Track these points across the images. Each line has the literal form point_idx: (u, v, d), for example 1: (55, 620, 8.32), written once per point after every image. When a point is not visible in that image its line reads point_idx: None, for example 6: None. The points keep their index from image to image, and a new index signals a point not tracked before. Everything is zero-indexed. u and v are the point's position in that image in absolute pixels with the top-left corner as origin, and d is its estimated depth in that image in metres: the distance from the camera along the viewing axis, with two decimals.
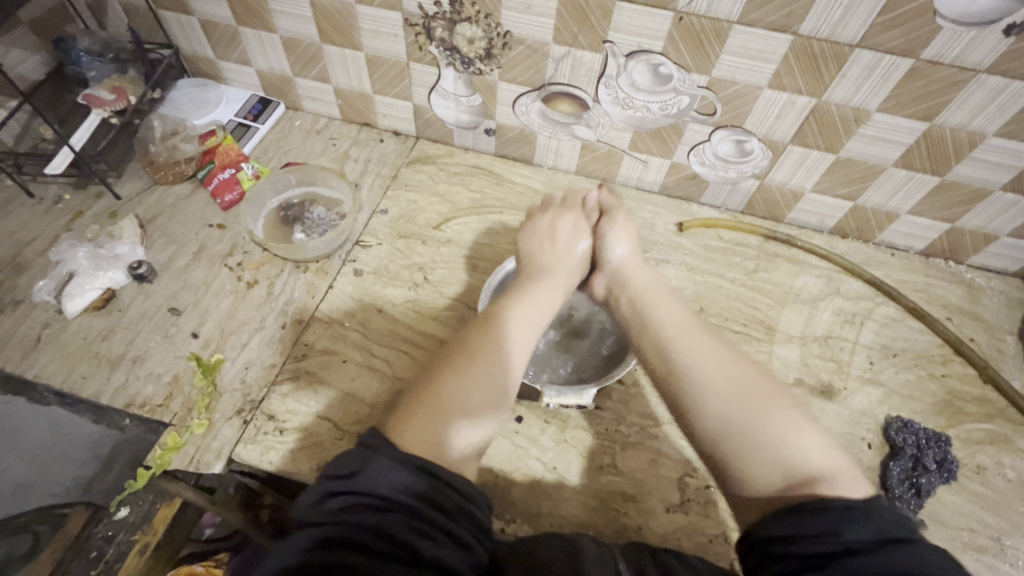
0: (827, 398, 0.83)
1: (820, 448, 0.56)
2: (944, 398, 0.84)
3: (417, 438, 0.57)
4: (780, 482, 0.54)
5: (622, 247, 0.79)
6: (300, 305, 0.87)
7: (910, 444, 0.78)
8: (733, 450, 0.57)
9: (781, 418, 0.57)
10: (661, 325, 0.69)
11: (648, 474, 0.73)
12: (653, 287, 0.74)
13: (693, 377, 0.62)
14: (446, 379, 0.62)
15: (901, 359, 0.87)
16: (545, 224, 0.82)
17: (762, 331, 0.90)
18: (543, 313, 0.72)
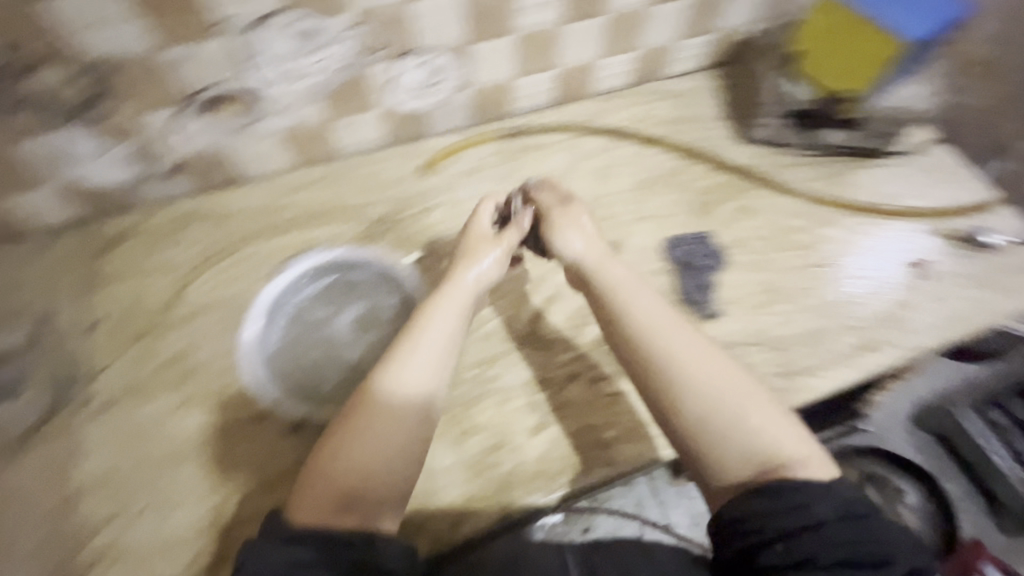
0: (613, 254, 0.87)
1: (792, 442, 0.61)
2: (694, 200, 0.92)
3: (314, 508, 0.58)
4: (744, 467, 0.61)
5: (577, 245, 0.75)
6: (57, 483, 0.70)
7: (685, 255, 0.86)
8: (705, 439, 0.62)
9: (756, 415, 0.62)
10: (629, 322, 0.69)
11: (501, 415, 0.74)
12: (623, 282, 0.72)
13: (663, 367, 0.65)
14: (348, 445, 0.60)
15: (650, 187, 0.94)
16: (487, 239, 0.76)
17: None
18: (434, 347, 0.66)
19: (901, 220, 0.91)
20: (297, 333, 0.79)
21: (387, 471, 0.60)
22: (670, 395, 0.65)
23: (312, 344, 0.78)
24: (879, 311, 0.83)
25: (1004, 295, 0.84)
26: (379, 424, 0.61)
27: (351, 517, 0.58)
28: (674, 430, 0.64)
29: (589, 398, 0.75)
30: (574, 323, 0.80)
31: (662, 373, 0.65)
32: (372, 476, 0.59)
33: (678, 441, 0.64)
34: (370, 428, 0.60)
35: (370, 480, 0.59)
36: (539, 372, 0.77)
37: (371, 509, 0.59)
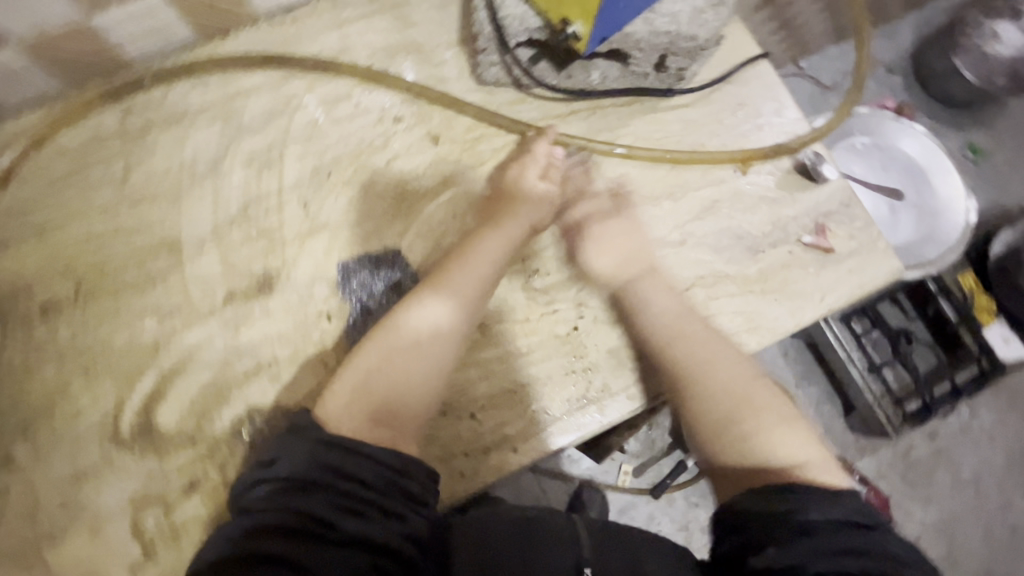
0: (266, 293, 0.62)
1: (800, 448, 0.51)
2: (396, 192, 0.66)
3: (345, 400, 0.53)
4: (730, 464, 0.52)
5: (613, 255, 0.62)
6: None
7: (355, 290, 0.63)
8: (717, 433, 0.53)
9: (768, 420, 0.53)
10: (627, 299, 0.62)
11: (93, 549, 0.56)
12: (687, 312, 0.60)
13: (661, 334, 0.59)
14: (458, 267, 0.59)
15: (338, 174, 0.66)
16: (526, 183, 0.63)
17: (164, 258, 0.63)
18: (540, 182, 0.64)
19: (669, 200, 0.67)
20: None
21: (428, 330, 0.56)
22: (688, 389, 0.56)
23: None
24: (610, 346, 0.63)
25: (776, 303, 0.64)
26: (482, 243, 0.60)
27: (391, 369, 0.54)
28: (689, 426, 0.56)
29: (210, 515, 0.57)
30: (200, 409, 0.59)
31: (673, 351, 0.58)
32: (439, 363, 0.56)
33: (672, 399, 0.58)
34: (460, 252, 0.60)
35: (400, 399, 0.54)
36: (146, 484, 0.57)
37: (419, 341, 0.55)
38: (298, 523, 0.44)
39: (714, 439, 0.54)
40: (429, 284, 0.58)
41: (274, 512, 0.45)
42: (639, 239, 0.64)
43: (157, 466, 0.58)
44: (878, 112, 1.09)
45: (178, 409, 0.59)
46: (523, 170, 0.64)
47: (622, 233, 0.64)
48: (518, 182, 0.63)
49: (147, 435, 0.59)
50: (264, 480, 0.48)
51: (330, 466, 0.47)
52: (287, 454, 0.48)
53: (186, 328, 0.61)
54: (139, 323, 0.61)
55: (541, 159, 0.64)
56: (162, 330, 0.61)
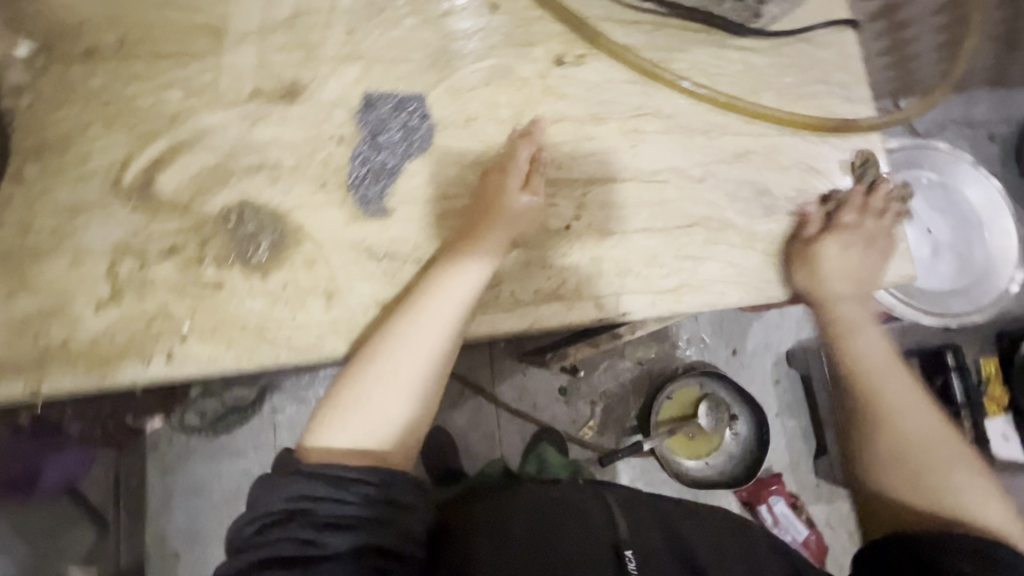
0: (289, 102, 0.64)
1: (999, 513, 0.57)
2: (439, 47, 0.65)
3: (328, 437, 0.56)
4: (917, 511, 0.60)
5: (839, 252, 0.63)
6: None
7: (372, 122, 0.63)
8: (915, 470, 0.61)
9: (962, 473, 0.60)
10: (833, 314, 0.67)
11: (67, 278, 0.59)
12: (889, 360, 0.66)
13: (868, 355, 0.66)
14: (448, 274, 0.58)
15: (390, 12, 0.66)
16: (511, 195, 0.60)
17: (204, 40, 0.64)
18: (518, 175, 0.61)
19: (702, 136, 0.65)
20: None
21: (421, 340, 0.58)
22: (885, 419, 0.64)
23: None
24: (595, 254, 0.63)
25: (768, 267, 0.64)
26: (472, 244, 0.59)
27: (375, 386, 0.57)
28: (874, 461, 0.64)
29: (180, 281, 0.60)
30: (197, 186, 0.62)
31: (880, 382, 0.65)
32: (421, 383, 0.58)
33: (852, 424, 0.66)
34: (451, 259, 0.59)
35: (383, 424, 0.57)
36: (130, 236, 0.60)
37: (411, 353, 0.57)
38: (295, 546, 0.51)
39: (914, 471, 0.61)
40: (421, 292, 0.58)
41: (271, 546, 0.51)
42: (846, 250, 0.64)
43: (145, 222, 0.61)
44: (956, 152, 1.03)
45: (178, 179, 0.62)
46: (504, 181, 0.61)
47: (854, 246, 0.65)
48: (503, 183, 0.61)
49: (143, 193, 0.61)
50: (253, 518, 0.53)
51: (310, 494, 0.52)
52: (264, 493, 0.53)
53: (206, 109, 0.63)
54: (165, 91, 0.63)
55: (520, 161, 0.62)
56: (185, 104, 0.63)
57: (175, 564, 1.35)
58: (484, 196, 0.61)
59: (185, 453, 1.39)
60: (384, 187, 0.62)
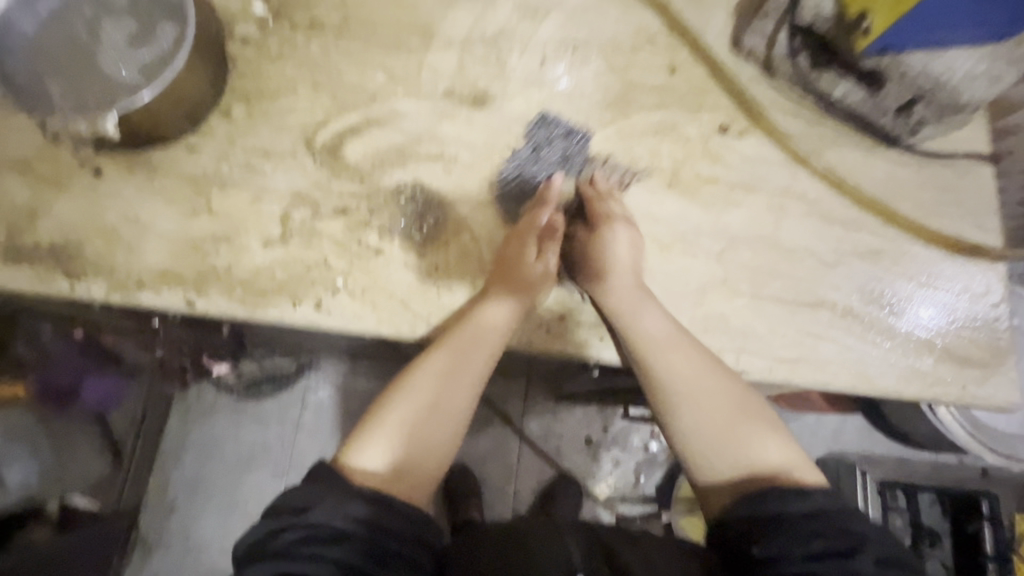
0: (476, 107, 0.70)
1: (778, 455, 0.55)
2: (617, 92, 0.72)
3: (361, 455, 0.56)
4: (722, 477, 0.55)
5: (625, 250, 0.63)
6: None
7: (537, 137, 0.69)
8: (719, 437, 0.56)
9: (750, 432, 0.56)
10: (608, 303, 0.62)
11: (247, 211, 0.64)
12: (683, 332, 0.61)
13: (646, 339, 0.60)
14: (479, 325, 0.61)
15: (582, 54, 0.72)
16: (528, 263, 0.63)
17: (413, 39, 0.71)
18: (537, 238, 0.64)
19: (841, 227, 0.70)
20: (54, 9, 0.61)
21: (454, 379, 0.59)
22: (671, 396, 0.58)
23: (51, 46, 0.60)
24: (724, 312, 0.66)
25: (886, 364, 0.66)
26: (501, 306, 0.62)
27: (410, 426, 0.57)
28: (675, 437, 0.57)
29: (343, 240, 0.64)
30: (378, 159, 0.67)
31: (654, 353, 0.59)
32: (457, 420, 0.59)
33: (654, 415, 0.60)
34: (478, 315, 0.62)
35: (421, 457, 0.57)
36: (311, 188, 0.65)
37: (446, 389, 0.59)
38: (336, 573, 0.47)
39: (711, 444, 0.56)
40: (455, 347, 0.60)
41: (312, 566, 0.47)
42: (633, 244, 0.64)
43: (325, 180, 0.66)
44: None
45: (362, 150, 0.67)
46: (526, 248, 0.63)
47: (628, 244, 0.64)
48: (526, 247, 0.63)
49: (330, 155, 0.67)
50: (291, 528, 0.49)
51: (363, 519, 0.50)
52: (319, 504, 0.50)
53: (403, 96, 0.69)
54: (371, 72, 0.70)
55: (543, 224, 0.64)
56: (385, 88, 0.70)
57: (167, 517, 1.30)
58: (505, 258, 0.63)
59: (213, 410, 1.35)
60: (530, 193, 0.68)
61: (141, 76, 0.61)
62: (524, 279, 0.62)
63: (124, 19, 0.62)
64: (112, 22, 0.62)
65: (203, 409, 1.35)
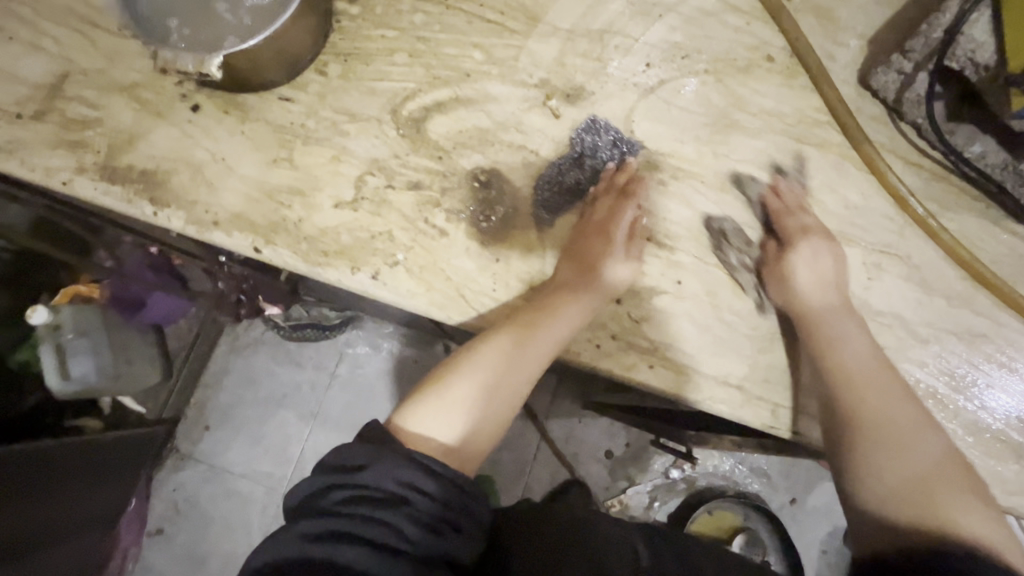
0: (570, 102, 0.67)
1: (989, 528, 0.46)
2: (721, 109, 0.67)
3: (418, 422, 0.54)
4: (896, 516, 0.48)
5: (807, 273, 0.60)
6: None
7: (582, 144, 0.66)
8: (903, 493, 0.49)
9: (955, 496, 0.48)
10: (815, 326, 0.59)
11: (325, 170, 0.65)
12: (876, 361, 0.57)
13: (850, 366, 0.56)
14: (554, 310, 0.59)
15: (690, 64, 0.68)
16: (609, 258, 0.61)
17: (518, 23, 0.69)
18: (621, 234, 0.62)
19: (944, 300, 0.63)
20: None
21: (522, 359, 0.58)
22: (870, 432, 0.53)
23: None
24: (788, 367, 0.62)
25: (969, 460, 0.60)
26: (578, 297, 0.60)
27: (466, 395, 0.56)
28: (856, 489, 0.51)
29: (411, 216, 0.63)
30: (460, 139, 0.66)
31: (874, 383, 0.55)
32: (512, 399, 0.58)
33: (832, 463, 0.54)
34: (553, 301, 0.59)
35: (474, 433, 0.55)
36: (389, 158, 0.65)
37: (512, 367, 0.57)
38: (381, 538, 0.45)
39: (900, 496, 0.49)
40: (528, 330, 0.58)
41: (356, 523, 0.45)
42: (821, 267, 0.61)
43: (404, 152, 0.65)
44: None
45: (446, 127, 0.66)
46: (607, 246, 0.61)
47: (825, 255, 0.61)
48: (608, 244, 0.61)
49: (413, 127, 0.66)
50: (346, 484, 0.47)
51: (415, 487, 0.48)
52: (375, 463, 0.48)
53: (496, 80, 0.67)
54: (469, 50, 0.68)
55: (623, 220, 0.62)
56: (480, 67, 0.68)
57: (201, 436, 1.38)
58: (582, 250, 0.62)
59: (256, 344, 1.41)
60: (567, 203, 0.65)
61: (249, 21, 0.62)
62: (599, 270, 0.60)
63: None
64: None
65: (247, 342, 1.41)
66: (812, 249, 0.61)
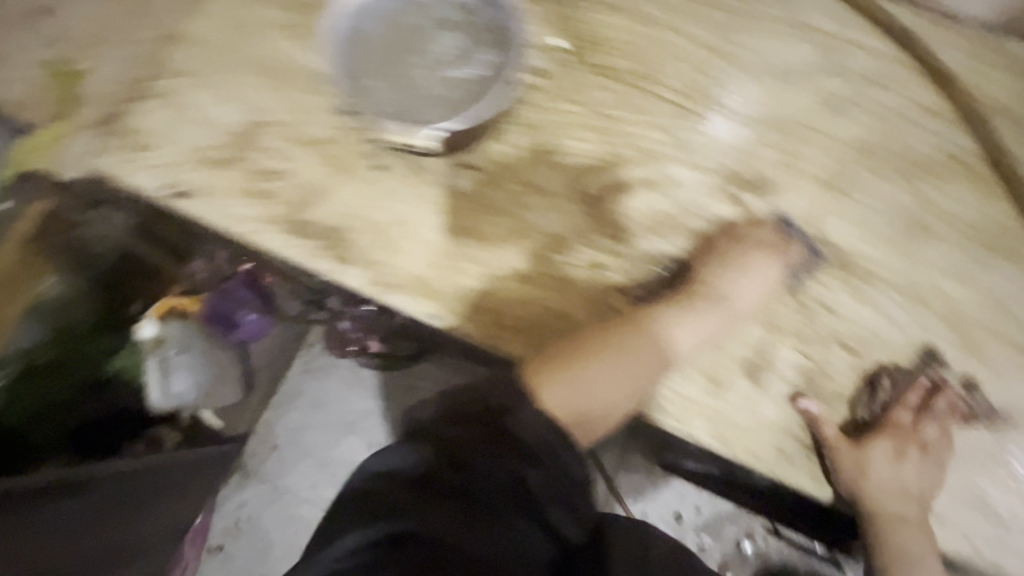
0: (755, 193, 0.66)
1: None
2: (910, 214, 0.65)
3: (550, 380, 0.57)
4: None
5: (877, 456, 0.65)
6: (167, 17, 0.73)
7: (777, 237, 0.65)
8: None
9: None
10: (881, 508, 0.64)
11: (508, 242, 0.65)
12: (927, 543, 0.62)
13: (904, 547, 0.62)
14: (683, 318, 0.62)
15: (881, 163, 0.66)
16: (740, 279, 0.64)
17: (705, 107, 0.68)
18: (764, 261, 0.64)
19: None
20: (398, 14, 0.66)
21: (646, 358, 0.61)
22: None
23: (389, 49, 0.66)
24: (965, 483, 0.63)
25: None
26: (704, 312, 0.63)
27: (592, 369, 0.59)
28: None
29: (596, 294, 0.65)
30: (642, 223, 0.66)
31: (917, 558, 0.62)
32: (632, 389, 0.60)
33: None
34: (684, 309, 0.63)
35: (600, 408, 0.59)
36: (571, 236, 0.65)
37: (636, 361, 0.60)
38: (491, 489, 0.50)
39: None
40: (657, 330, 0.61)
41: (483, 463, 0.51)
42: (908, 455, 0.64)
43: (585, 230, 0.65)
44: None
45: (628, 207, 0.66)
46: (743, 258, 0.64)
47: (913, 452, 0.64)
48: (745, 262, 0.64)
49: (595, 206, 0.66)
50: (478, 424, 0.52)
51: (541, 445, 0.52)
52: (515, 412, 0.53)
53: (680, 163, 0.66)
54: (653, 130, 0.67)
55: (764, 248, 0.64)
56: (665, 149, 0.67)
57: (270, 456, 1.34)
58: (720, 266, 0.64)
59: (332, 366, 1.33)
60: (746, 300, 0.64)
61: (458, 98, 0.65)
62: (732, 289, 0.63)
63: (455, 33, 0.66)
64: (447, 36, 0.66)
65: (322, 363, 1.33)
66: (896, 435, 0.65)
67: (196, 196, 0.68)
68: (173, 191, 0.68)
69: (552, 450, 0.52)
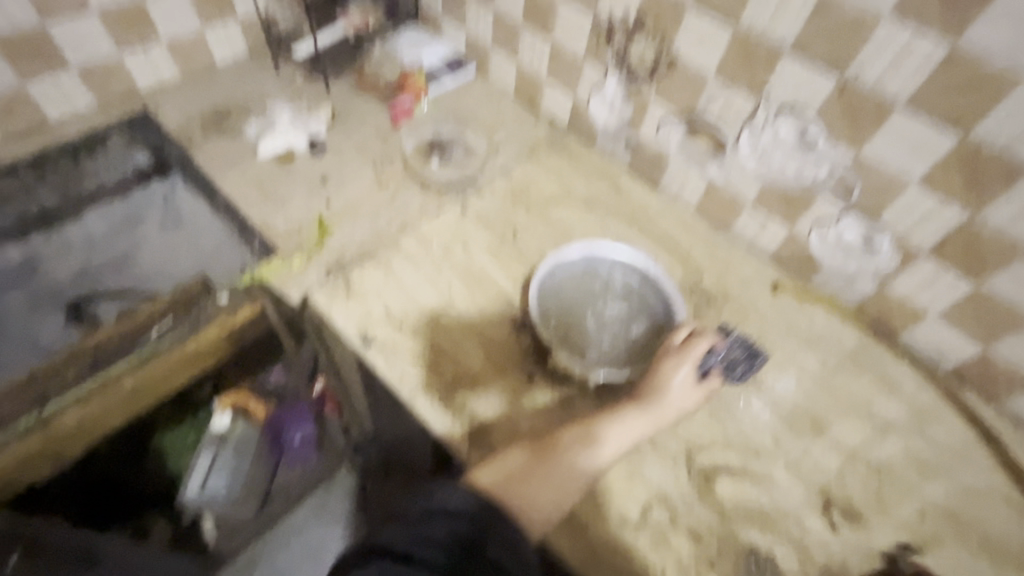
0: (846, 519, 0.73)
1: None
2: None
3: (489, 481, 0.64)
4: None
5: None
6: (410, 215, 0.99)
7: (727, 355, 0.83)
8: None
9: None
10: None
11: (620, 483, 0.73)
12: None
13: None
14: (618, 420, 0.72)
15: (964, 533, 0.72)
16: (665, 389, 0.74)
17: (805, 425, 0.80)
18: (680, 372, 0.75)
19: None
20: (582, 279, 0.88)
21: (584, 454, 0.69)
22: None
23: (570, 302, 0.86)
24: None
25: None
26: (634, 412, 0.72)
27: (533, 464, 0.66)
28: None
29: (687, 566, 0.68)
30: (742, 508, 0.72)
31: None
32: (574, 486, 0.67)
33: None
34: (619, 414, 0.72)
35: (530, 503, 0.63)
36: (677, 498, 0.72)
37: (575, 455, 0.68)
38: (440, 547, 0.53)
39: None
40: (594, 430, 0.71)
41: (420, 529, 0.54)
42: None
43: (690, 498, 0.73)
44: None
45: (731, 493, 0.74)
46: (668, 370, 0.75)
47: None
48: (665, 373, 0.75)
49: (703, 480, 0.74)
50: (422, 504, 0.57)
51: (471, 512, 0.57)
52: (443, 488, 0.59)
53: (780, 467, 0.76)
54: (760, 430, 0.79)
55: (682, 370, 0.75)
56: (768, 449, 0.77)
57: None
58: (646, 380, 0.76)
59: (338, 517, 1.48)
60: None
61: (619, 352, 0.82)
62: (661, 393, 0.74)
63: (620, 302, 0.86)
64: (614, 303, 0.86)
65: (332, 513, 1.49)
66: None
67: (376, 346, 0.81)
68: (361, 336, 0.82)
69: (490, 522, 0.57)
